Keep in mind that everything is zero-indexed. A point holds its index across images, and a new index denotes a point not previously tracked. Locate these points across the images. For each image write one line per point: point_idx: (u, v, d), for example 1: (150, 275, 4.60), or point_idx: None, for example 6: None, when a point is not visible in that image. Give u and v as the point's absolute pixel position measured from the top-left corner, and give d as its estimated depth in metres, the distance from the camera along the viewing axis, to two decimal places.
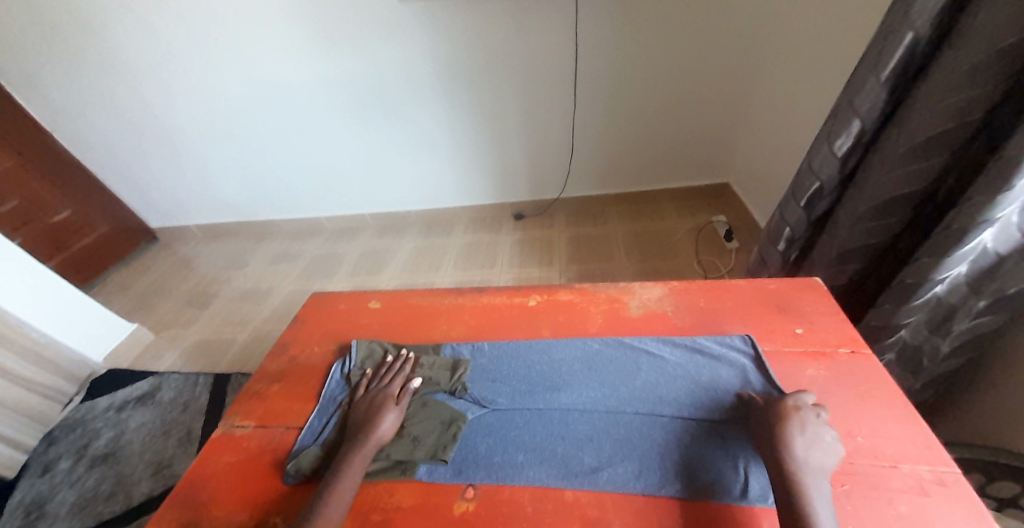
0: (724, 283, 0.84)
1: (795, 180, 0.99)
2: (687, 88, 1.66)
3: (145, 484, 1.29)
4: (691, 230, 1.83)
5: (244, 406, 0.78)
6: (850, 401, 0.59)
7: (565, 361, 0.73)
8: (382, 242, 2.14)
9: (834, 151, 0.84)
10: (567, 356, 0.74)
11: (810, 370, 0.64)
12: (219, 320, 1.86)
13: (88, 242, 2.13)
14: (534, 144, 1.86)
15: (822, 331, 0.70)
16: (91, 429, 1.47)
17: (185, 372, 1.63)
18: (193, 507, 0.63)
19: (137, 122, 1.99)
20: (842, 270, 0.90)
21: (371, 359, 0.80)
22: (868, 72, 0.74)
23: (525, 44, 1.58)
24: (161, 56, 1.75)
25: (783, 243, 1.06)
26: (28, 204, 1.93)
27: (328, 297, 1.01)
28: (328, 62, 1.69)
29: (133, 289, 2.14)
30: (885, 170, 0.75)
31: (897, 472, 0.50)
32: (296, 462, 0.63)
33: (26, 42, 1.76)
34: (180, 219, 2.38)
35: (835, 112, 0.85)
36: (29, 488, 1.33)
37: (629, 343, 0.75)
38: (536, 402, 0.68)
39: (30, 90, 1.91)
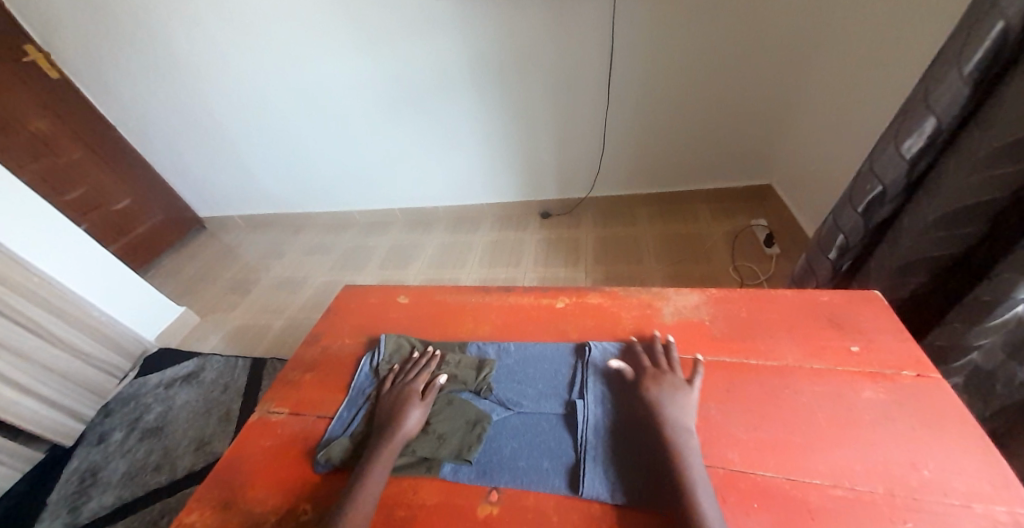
0: (769, 293, 0.78)
1: (853, 184, 0.92)
2: (734, 83, 1.57)
3: (187, 458, 1.37)
4: (729, 234, 1.74)
5: (278, 392, 0.81)
6: (914, 430, 0.53)
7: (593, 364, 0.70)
8: (410, 237, 2.17)
9: (902, 153, 0.77)
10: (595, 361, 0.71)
11: (867, 392, 0.59)
12: (258, 306, 1.95)
13: (143, 230, 2.29)
14: (564, 142, 1.83)
15: (880, 350, 0.64)
16: (142, 404, 1.58)
17: (226, 354, 1.72)
18: (230, 487, 0.65)
19: (189, 118, 2.10)
20: (904, 283, 0.84)
21: (398, 354, 0.80)
22: (950, 67, 0.67)
23: (559, 40, 1.54)
24: (210, 54, 1.83)
25: (835, 251, 0.98)
26: (93, 192, 2.09)
27: (359, 289, 1.03)
28: (362, 58, 1.71)
29: (181, 274, 2.28)
30: (963, 174, 0.68)
31: (968, 511, 0.45)
32: (326, 452, 0.65)
33: (92, 42, 1.89)
34: (225, 210, 2.51)
35: (906, 111, 0.78)
36: (85, 456, 1.44)
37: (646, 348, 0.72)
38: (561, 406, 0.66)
39: (95, 87, 2.06)
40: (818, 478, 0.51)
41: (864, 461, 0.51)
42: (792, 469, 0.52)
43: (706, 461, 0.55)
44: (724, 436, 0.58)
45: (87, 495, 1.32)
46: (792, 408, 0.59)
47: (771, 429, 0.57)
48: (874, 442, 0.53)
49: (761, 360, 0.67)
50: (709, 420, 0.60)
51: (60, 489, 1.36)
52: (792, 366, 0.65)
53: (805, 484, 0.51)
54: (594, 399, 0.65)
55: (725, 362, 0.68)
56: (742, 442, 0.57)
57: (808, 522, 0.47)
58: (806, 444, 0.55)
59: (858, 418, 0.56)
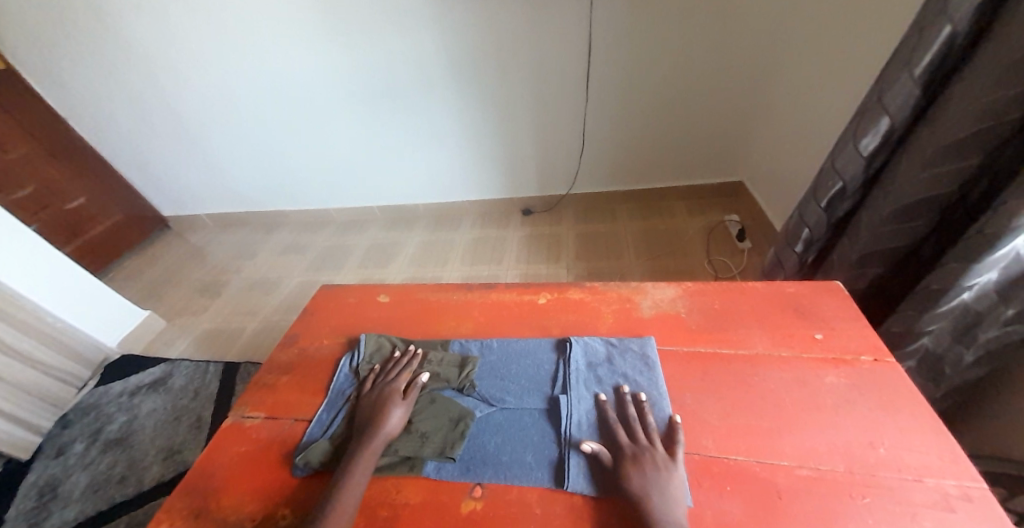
0: (741, 286, 0.81)
1: (816, 181, 0.96)
2: (706, 82, 1.61)
3: (156, 469, 1.31)
4: (703, 229, 1.80)
5: (254, 396, 0.78)
6: (872, 411, 0.57)
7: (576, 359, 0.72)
8: (390, 235, 2.14)
9: (860, 150, 0.81)
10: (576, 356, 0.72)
11: (829, 377, 0.62)
12: (229, 309, 1.88)
13: (102, 230, 2.17)
14: (543, 138, 1.84)
15: (843, 337, 0.68)
16: (104, 413, 1.50)
17: (196, 359, 1.65)
18: (203, 497, 0.63)
19: (151, 112, 2.00)
20: (862, 274, 0.88)
21: (379, 354, 0.79)
22: (900, 69, 0.71)
23: (537, 37, 1.55)
24: (173, 45, 1.74)
25: (801, 245, 1.03)
26: (45, 190, 1.97)
27: (337, 289, 1.01)
28: (337, 51, 1.67)
29: (145, 276, 2.17)
30: (913, 171, 0.72)
31: (920, 485, 0.48)
32: (305, 455, 0.63)
33: (41, 30, 1.76)
34: (192, 209, 2.40)
35: (862, 110, 0.82)
36: (43, 470, 1.36)
37: (628, 344, 0.73)
38: (543, 402, 0.67)
39: (44, 78, 1.93)
40: (786, 459, 0.54)
41: (827, 441, 0.55)
42: (763, 453, 0.55)
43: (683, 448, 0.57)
44: (699, 423, 0.60)
45: (44, 511, 1.25)
46: (763, 394, 0.62)
47: (742, 415, 0.60)
48: (836, 423, 0.56)
49: (733, 350, 0.70)
50: (684, 409, 0.62)
51: (13, 507, 1.27)
52: (762, 355, 0.68)
53: (774, 467, 0.53)
54: (576, 394, 0.66)
55: (700, 352, 0.70)
56: (716, 428, 0.59)
57: (777, 502, 0.50)
58: (774, 428, 0.57)
59: (823, 402, 0.59)
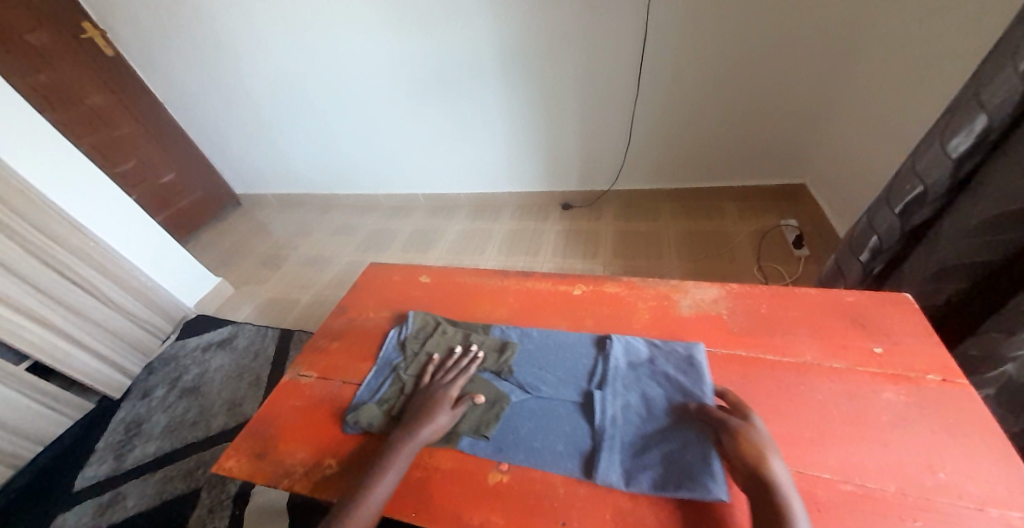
0: (791, 291, 0.77)
1: (891, 184, 0.89)
2: (774, 75, 1.51)
3: (221, 418, 1.46)
4: (756, 233, 1.70)
5: (307, 358, 0.86)
6: (935, 433, 0.52)
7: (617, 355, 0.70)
8: (433, 222, 2.22)
9: (947, 151, 0.74)
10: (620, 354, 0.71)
11: (886, 393, 0.58)
12: (287, 281, 2.04)
13: (185, 203, 2.42)
14: (591, 131, 1.81)
15: (906, 353, 0.62)
16: (181, 364, 1.69)
17: (257, 324, 1.81)
18: (263, 441, 0.70)
19: (230, 97, 2.19)
20: (939, 288, 0.81)
21: (424, 330, 0.83)
22: (1007, 61, 0.64)
23: (594, 28, 1.52)
24: (251, 34, 1.89)
25: (867, 253, 0.96)
26: (142, 165, 2.22)
27: (383, 268, 1.07)
28: (396, 42, 1.73)
29: (218, 247, 2.40)
30: (1012, 177, 0.65)
31: (984, 515, 0.44)
32: (356, 415, 0.68)
33: (146, 21, 1.98)
34: (259, 188, 2.62)
35: (955, 107, 0.74)
36: (130, 409, 1.57)
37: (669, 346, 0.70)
38: (578, 394, 0.67)
39: (145, 64, 2.16)
40: (828, 472, 0.51)
41: (877, 459, 0.51)
42: (802, 462, 0.53)
43: None
44: None
45: (131, 443, 1.44)
46: (808, 404, 0.59)
47: (782, 422, 0.57)
48: (890, 442, 0.53)
49: (778, 356, 0.67)
50: None
51: (107, 437, 1.48)
52: (809, 364, 0.64)
53: (815, 478, 0.51)
54: (613, 390, 0.65)
55: (740, 355, 0.68)
56: None
57: (813, 513, 0.48)
58: (817, 439, 0.55)
59: (875, 417, 0.56)
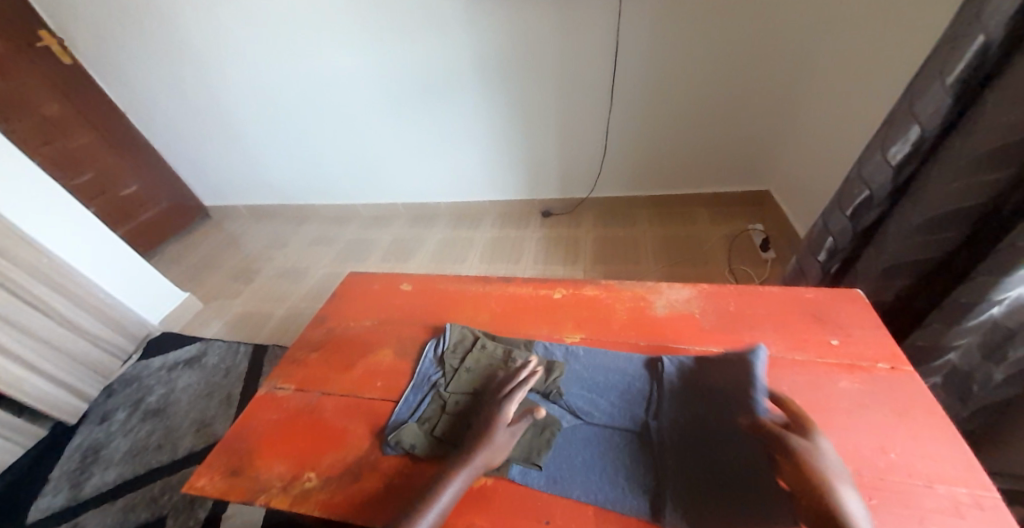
0: (757, 289, 0.82)
1: (841, 189, 0.96)
2: (736, 88, 1.59)
3: (188, 440, 1.39)
4: (725, 237, 1.78)
5: (285, 370, 0.84)
6: (885, 417, 0.57)
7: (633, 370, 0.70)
8: (412, 231, 2.21)
9: (888, 158, 0.81)
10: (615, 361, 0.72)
11: (843, 381, 0.62)
12: (261, 294, 1.98)
13: (150, 216, 2.32)
14: (566, 140, 1.86)
15: (860, 344, 0.67)
16: (145, 385, 1.61)
17: (229, 340, 1.75)
18: (239, 456, 0.69)
19: (199, 106, 2.13)
20: (889, 284, 0.87)
21: (462, 345, 0.79)
22: (934, 76, 0.71)
23: (566, 41, 1.57)
24: (221, 42, 1.85)
25: (824, 253, 1.02)
26: (103, 176, 2.13)
27: (363, 277, 1.06)
28: (372, 52, 1.74)
29: (186, 261, 2.31)
30: (945, 181, 0.71)
31: (931, 491, 0.48)
32: (398, 434, 0.65)
33: (107, 28, 1.91)
34: (230, 199, 2.55)
35: (891, 118, 0.82)
36: (88, 434, 1.48)
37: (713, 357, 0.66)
38: (633, 421, 0.63)
39: (107, 72, 2.08)
40: None
41: (836, 444, 0.55)
42: None
43: None
44: None
45: (89, 471, 1.36)
46: None
47: None
48: (847, 426, 0.57)
49: (745, 351, 0.70)
50: None
51: (61, 466, 1.39)
52: (774, 357, 0.68)
53: None
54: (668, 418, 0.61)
55: (711, 352, 0.71)
56: None
57: None
58: None
59: (834, 404, 0.59)
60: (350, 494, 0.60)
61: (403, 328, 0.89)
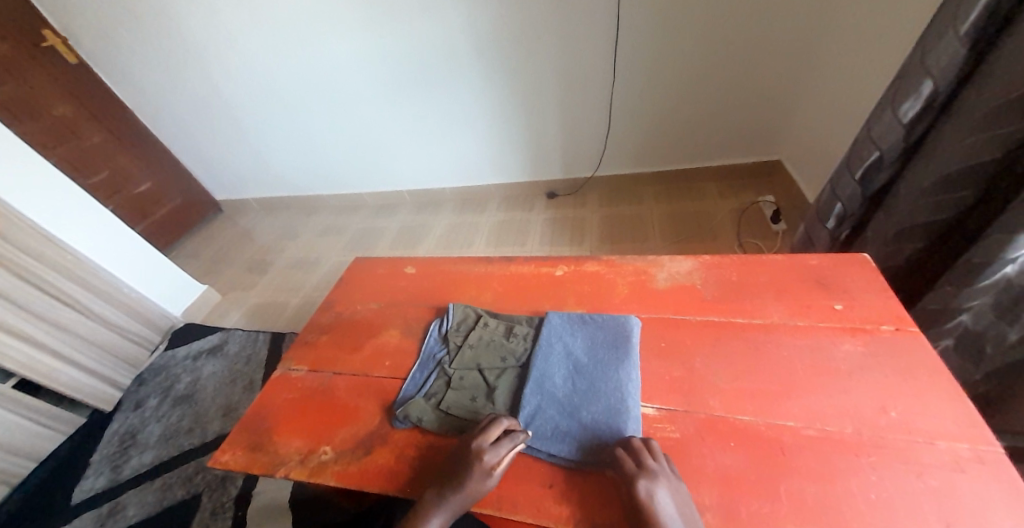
0: (760, 258, 0.81)
1: (851, 152, 0.93)
2: (744, 53, 1.53)
3: (217, 423, 1.47)
4: (735, 211, 1.75)
5: (297, 353, 0.87)
6: (887, 378, 0.56)
7: (622, 332, 0.70)
8: (419, 217, 2.23)
9: (899, 117, 0.78)
10: (606, 326, 0.72)
11: (846, 345, 0.62)
12: (275, 285, 2.03)
13: (165, 212, 2.39)
14: (569, 119, 1.83)
15: (864, 308, 0.66)
16: (173, 374, 1.69)
17: (247, 329, 1.81)
18: (258, 432, 0.72)
19: (203, 101, 2.15)
20: (899, 248, 0.85)
21: (466, 324, 0.80)
22: (947, 27, 0.67)
23: (565, 12, 1.52)
24: (220, 36, 1.85)
25: (834, 220, 1.00)
26: (116, 176, 2.18)
27: (369, 261, 1.08)
28: (369, 37, 1.72)
29: (202, 255, 2.37)
30: (958, 138, 0.68)
31: (931, 447, 0.49)
32: (405, 408, 0.67)
33: (108, 27, 1.93)
34: (241, 193, 2.59)
35: (903, 74, 0.78)
36: (123, 420, 1.56)
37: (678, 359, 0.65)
38: (611, 376, 0.63)
39: (112, 71, 2.10)
40: (793, 420, 0.55)
41: (838, 405, 0.55)
42: (770, 413, 0.56)
43: (689, 408, 0.60)
44: (708, 385, 0.62)
45: (127, 453, 1.44)
46: (773, 360, 0.63)
47: (752, 380, 0.61)
48: (847, 388, 0.57)
49: (748, 318, 0.70)
50: (694, 372, 0.64)
51: (101, 450, 1.48)
52: (777, 323, 0.68)
53: (781, 427, 0.55)
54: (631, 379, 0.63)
55: (712, 321, 0.71)
56: (723, 391, 0.61)
57: (780, 458, 0.52)
58: (783, 392, 0.58)
59: (835, 367, 0.59)
60: (365, 465, 0.63)
61: (409, 310, 0.91)
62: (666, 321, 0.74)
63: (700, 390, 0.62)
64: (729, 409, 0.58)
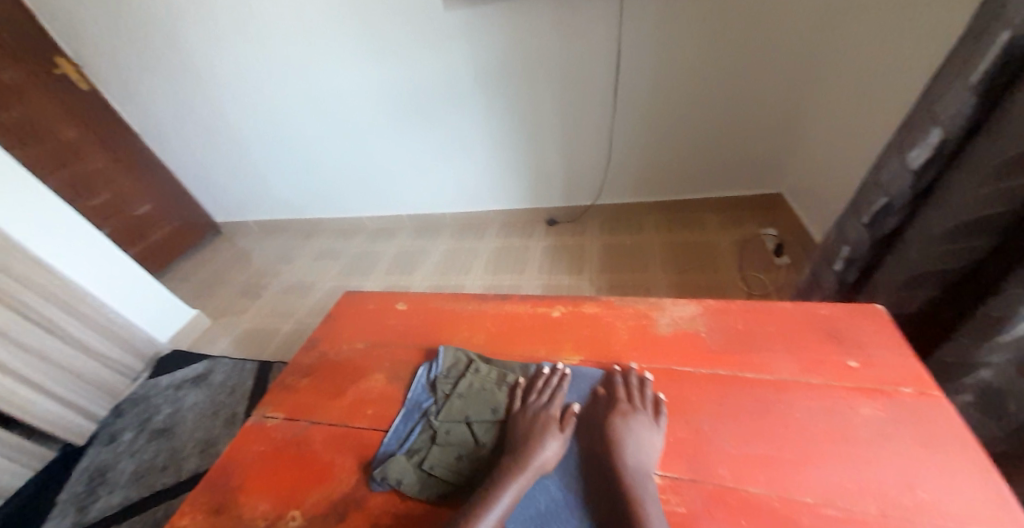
0: (768, 305, 0.77)
1: (858, 195, 0.90)
2: (745, 89, 1.54)
3: (194, 460, 1.39)
4: (736, 243, 1.72)
5: (276, 397, 0.82)
6: (911, 449, 0.51)
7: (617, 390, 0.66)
8: (418, 242, 2.20)
9: (908, 163, 0.75)
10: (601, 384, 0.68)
11: (865, 408, 0.57)
12: (267, 311, 1.98)
13: (162, 234, 2.36)
14: (571, 150, 1.83)
15: (881, 366, 0.62)
16: (152, 404, 1.62)
17: (235, 357, 1.75)
18: (224, 491, 0.67)
19: (208, 126, 2.16)
20: (911, 296, 0.81)
21: (456, 370, 0.75)
22: (955, 78, 0.66)
23: (568, 49, 1.55)
24: (231, 65, 1.89)
25: (841, 263, 0.96)
26: (115, 198, 2.16)
27: (359, 296, 1.04)
28: (375, 68, 1.74)
29: (196, 278, 2.33)
30: (970, 188, 0.66)
31: None
32: (384, 469, 0.61)
33: (122, 57, 1.97)
34: (239, 216, 2.58)
35: (912, 120, 0.76)
36: (95, 456, 1.48)
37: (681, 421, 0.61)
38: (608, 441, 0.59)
39: (120, 97, 2.13)
40: (810, 496, 0.50)
41: (859, 479, 0.50)
42: (785, 487, 0.51)
43: (695, 476, 0.55)
44: (715, 451, 0.57)
45: (96, 493, 1.36)
46: (786, 424, 0.58)
47: (763, 445, 0.56)
48: (869, 459, 0.52)
49: (756, 374, 0.65)
50: (700, 434, 0.59)
51: (69, 488, 1.39)
52: (787, 380, 0.63)
53: (797, 504, 0.49)
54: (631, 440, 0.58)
55: (718, 375, 0.67)
56: (732, 457, 0.56)
57: None
58: (799, 461, 0.53)
59: (854, 434, 0.55)
60: None
61: (397, 351, 0.86)
62: (668, 373, 0.69)
63: (706, 458, 0.56)
64: (739, 482, 0.53)
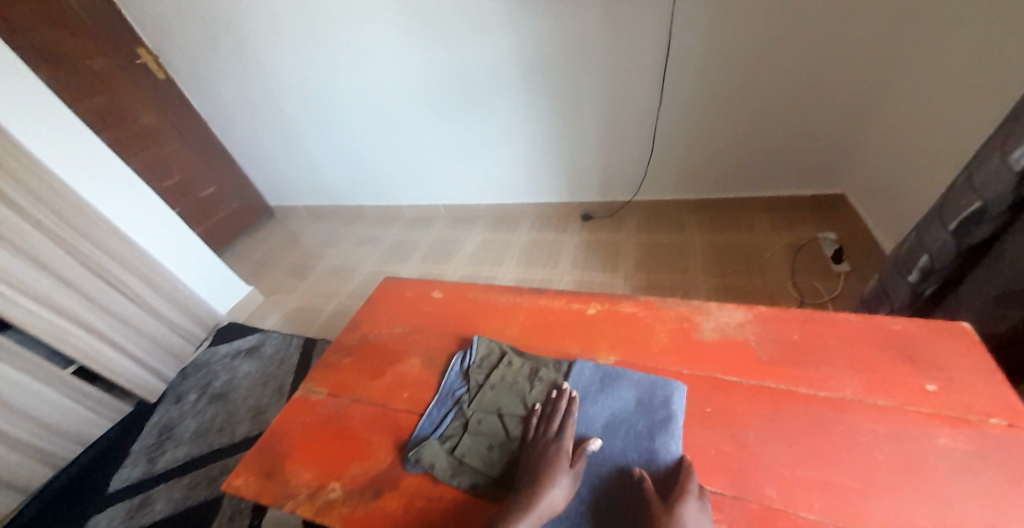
0: (828, 316, 0.71)
1: (944, 198, 0.80)
2: (813, 80, 1.41)
3: (245, 425, 1.50)
4: (790, 246, 1.60)
5: (319, 374, 0.86)
6: (1000, 489, 0.45)
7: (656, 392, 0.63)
8: (453, 232, 2.23)
9: (1009, 164, 0.65)
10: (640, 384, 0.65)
11: (943, 438, 0.51)
12: (312, 291, 2.09)
13: (223, 215, 2.54)
14: (615, 144, 1.77)
15: (964, 393, 0.55)
16: (212, 371, 1.76)
17: (284, 333, 1.86)
18: (272, 457, 0.71)
19: (265, 115, 2.29)
20: (1005, 314, 0.72)
21: (489, 360, 0.75)
22: None
23: (618, 38, 1.48)
24: (287, 57, 1.97)
25: (916, 274, 0.86)
26: (184, 180, 2.34)
27: (398, 282, 1.07)
28: (421, 58, 1.76)
29: (250, 257, 2.50)
30: None
31: None
32: (418, 452, 0.63)
33: (193, 49, 2.11)
34: (290, 200, 2.73)
35: (1017, 114, 0.66)
36: (164, 413, 1.64)
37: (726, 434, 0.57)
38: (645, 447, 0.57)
39: (190, 86, 2.29)
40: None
41: (932, 516, 0.45)
42: (842, 515, 0.47)
43: (739, 493, 0.51)
44: (763, 468, 0.53)
45: (163, 447, 1.50)
46: (846, 447, 0.53)
47: (818, 467, 0.52)
48: (947, 495, 0.46)
49: (812, 389, 0.60)
50: (746, 449, 0.56)
51: (141, 440, 1.55)
52: (849, 399, 0.58)
53: None
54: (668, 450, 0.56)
55: (768, 388, 0.62)
56: (781, 476, 0.52)
57: None
58: (860, 489, 0.49)
59: (928, 466, 0.49)
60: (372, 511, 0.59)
61: (433, 338, 0.88)
62: (712, 382, 0.65)
63: (753, 476, 0.53)
64: (790, 505, 0.49)
